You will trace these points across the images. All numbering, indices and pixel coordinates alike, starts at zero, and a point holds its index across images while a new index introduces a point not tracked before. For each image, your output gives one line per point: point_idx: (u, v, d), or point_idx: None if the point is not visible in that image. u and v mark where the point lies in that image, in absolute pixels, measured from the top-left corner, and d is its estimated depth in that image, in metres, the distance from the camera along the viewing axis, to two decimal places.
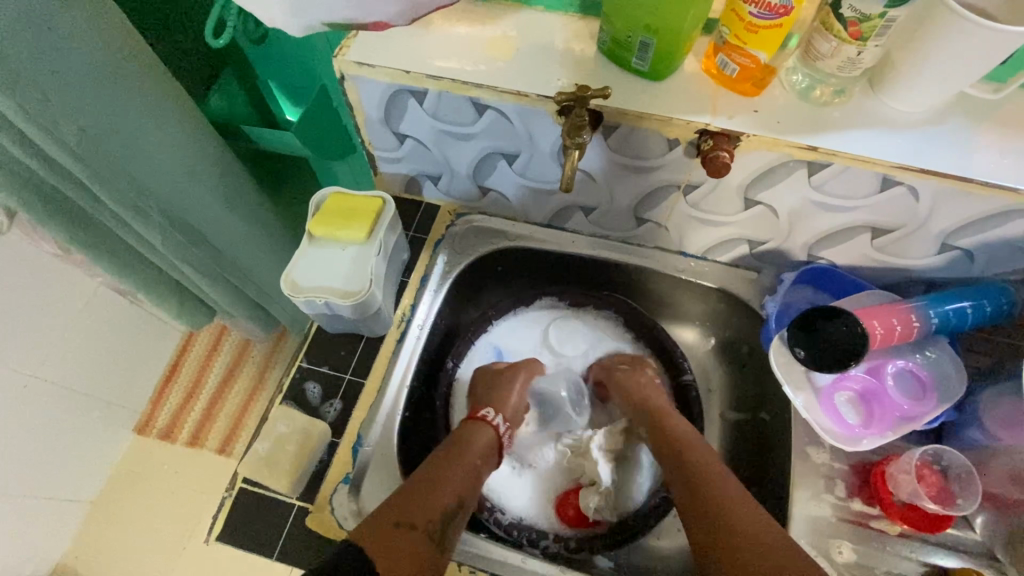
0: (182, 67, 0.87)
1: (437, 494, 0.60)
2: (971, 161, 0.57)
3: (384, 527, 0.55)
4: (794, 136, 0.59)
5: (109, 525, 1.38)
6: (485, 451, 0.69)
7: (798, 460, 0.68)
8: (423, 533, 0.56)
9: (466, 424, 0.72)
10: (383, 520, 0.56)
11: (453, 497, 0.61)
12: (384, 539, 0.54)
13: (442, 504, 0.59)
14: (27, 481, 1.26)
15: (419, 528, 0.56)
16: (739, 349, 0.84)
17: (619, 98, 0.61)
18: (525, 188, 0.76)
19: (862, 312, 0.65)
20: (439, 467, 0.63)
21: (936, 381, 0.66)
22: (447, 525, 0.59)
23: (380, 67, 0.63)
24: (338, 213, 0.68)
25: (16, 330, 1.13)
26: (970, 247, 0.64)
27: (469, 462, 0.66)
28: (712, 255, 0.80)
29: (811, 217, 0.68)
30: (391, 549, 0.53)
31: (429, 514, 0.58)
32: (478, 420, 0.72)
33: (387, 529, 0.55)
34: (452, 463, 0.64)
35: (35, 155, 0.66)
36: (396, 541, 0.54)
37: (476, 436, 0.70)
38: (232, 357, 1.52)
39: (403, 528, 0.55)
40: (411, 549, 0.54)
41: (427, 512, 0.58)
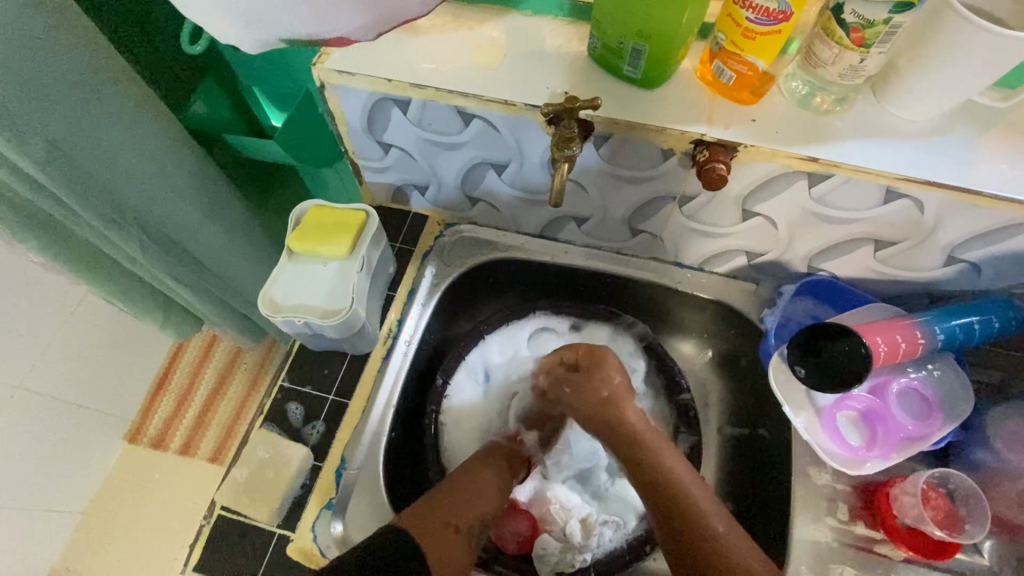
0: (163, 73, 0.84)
1: (478, 503, 0.64)
2: (979, 172, 0.55)
3: (434, 525, 0.60)
4: (793, 147, 0.56)
5: (99, 537, 1.36)
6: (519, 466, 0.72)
7: (799, 481, 0.65)
8: (464, 535, 0.61)
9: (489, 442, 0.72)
10: (434, 518, 0.61)
11: (491, 506, 0.66)
12: (434, 535, 0.59)
13: (483, 510, 0.64)
14: (15, 494, 1.24)
15: (462, 532, 0.61)
16: (738, 362, 0.81)
17: (610, 107, 0.58)
18: (515, 198, 0.74)
19: (865, 328, 0.63)
20: (480, 476, 0.67)
21: (941, 400, 0.63)
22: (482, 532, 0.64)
23: (361, 76, 0.60)
24: (320, 227, 0.65)
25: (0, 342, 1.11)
26: (977, 260, 0.62)
27: (505, 477, 0.69)
28: (709, 266, 0.77)
29: (812, 229, 0.65)
30: (439, 545, 0.59)
31: (471, 520, 0.63)
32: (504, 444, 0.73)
33: (436, 525, 0.60)
34: (492, 472, 0.68)
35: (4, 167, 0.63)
36: (442, 539, 0.59)
37: (511, 453, 0.73)
38: (223, 364, 1.48)
39: (450, 528, 0.61)
40: (453, 548, 0.60)
41: (471, 515, 0.63)
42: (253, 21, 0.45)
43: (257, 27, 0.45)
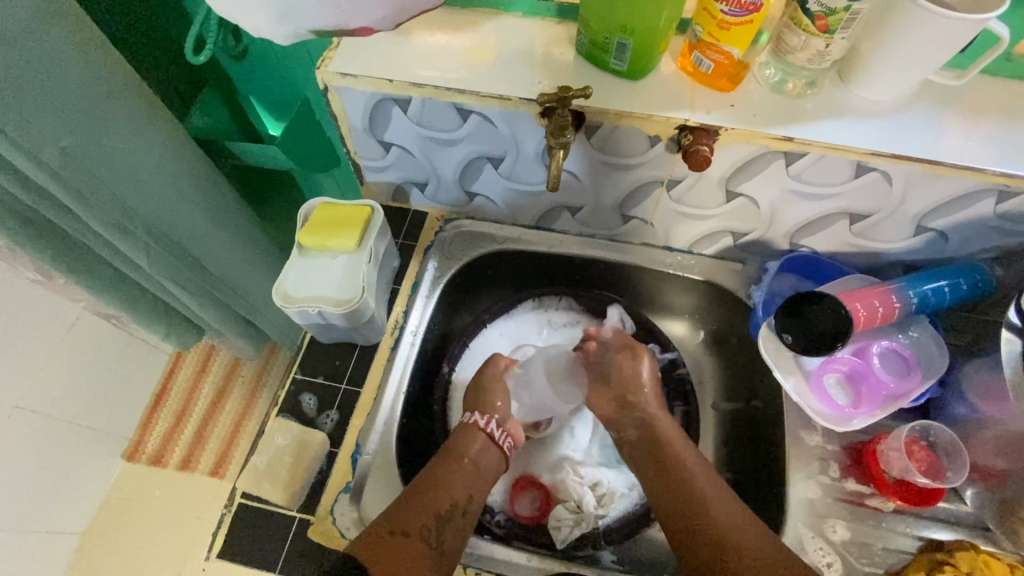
0: (164, 85, 0.86)
1: (426, 499, 0.62)
2: (940, 145, 0.60)
3: (379, 538, 0.58)
4: (770, 128, 0.61)
5: (99, 557, 1.33)
6: (481, 453, 0.69)
7: (791, 443, 0.69)
8: (417, 541, 0.59)
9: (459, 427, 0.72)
10: (380, 531, 0.59)
11: (442, 501, 0.63)
12: (379, 548, 0.57)
13: (431, 510, 0.62)
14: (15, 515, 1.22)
15: (413, 535, 0.59)
16: (729, 340, 0.85)
17: (600, 98, 0.62)
18: (511, 191, 0.77)
19: (846, 296, 0.67)
20: (435, 473, 0.65)
21: (918, 359, 0.68)
22: (440, 534, 0.61)
23: (364, 77, 0.64)
24: (328, 223, 0.68)
25: None
26: (944, 228, 0.67)
27: (460, 466, 0.67)
28: (698, 249, 0.81)
29: (791, 206, 0.69)
30: (384, 557, 0.57)
31: (420, 521, 0.60)
32: (467, 424, 0.71)
33: (383, 537, 0.58)
34: (442, 465, 0.66)
35: (14, 177, 0.65)
36: (389, 551, 0.57)
37: (466, 441, 0.69)
38: (222, 377, 1.49)
39: (395, 536, 0.59)
40: (406, 555, 0.58)
41: (417, 518, 0.60)
42: (283, 15, 0.50)
43: (287, 21, 0.50)
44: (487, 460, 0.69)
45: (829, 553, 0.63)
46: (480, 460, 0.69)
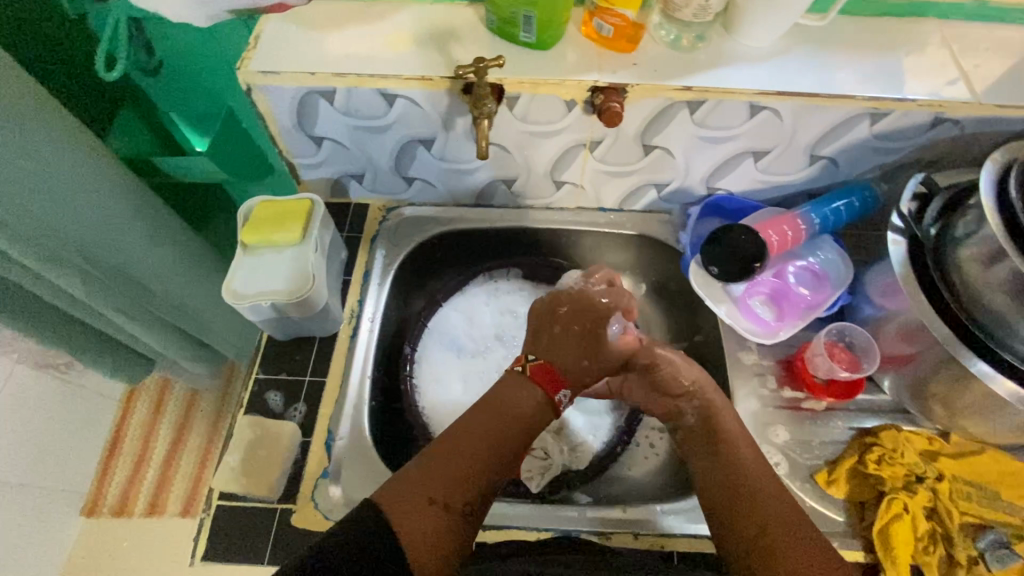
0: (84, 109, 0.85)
1: (461, 465, 0.61)
2: (816, 80, 0.68)
3: (412, 502, 0.57)
4: (670, 80, 0.67)
5: None
6: (525, 418, 0.67)
7: (731, 366, 0.76)
8: (452, 511, 0.58)
9: (511, 377, 0.70)
10: (415, 495, 0.58)
11: (476, 468, 0.61)
12: (411, 514, 0.56)
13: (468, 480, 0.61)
14: None
15: (451, 508, 0.58)
16: (668, 287, 0.92)
17: (515, 70, 0.67)
18: (447, 170, 0.80)
19: (760, 226, 0.75)
20: (470, 435, 0.63)
21: (828, 273, 0.77)
22: (474, 500, 0.60)
23: (285, 73, 0.66)
24: (269, 219, 0.69)
25: None
26: (833, 155, 0.75)
27: (500, 431, 0.65)
28: (628, 206, 0.88)
29: (702, 152, 0.76)
30: (418, 524, 0.56)
31: (459, 492, 0.59)
32: (529, 380, 0.69)
33: (417, 503, 0.57)
34: (481, 430, 0.64)
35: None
36: (423, 517, 0.56)
37: (517, 403, 0.67)
38: (181, 412, 1.43)
39: (432, 505, 0.57)
40: (441, 528, 0.57)
41: (455, 488, 0.59)
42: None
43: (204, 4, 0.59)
44: (526, 431, 0.67)
45: (776, 455, 0.70)
46: (520, 426, 0.66)
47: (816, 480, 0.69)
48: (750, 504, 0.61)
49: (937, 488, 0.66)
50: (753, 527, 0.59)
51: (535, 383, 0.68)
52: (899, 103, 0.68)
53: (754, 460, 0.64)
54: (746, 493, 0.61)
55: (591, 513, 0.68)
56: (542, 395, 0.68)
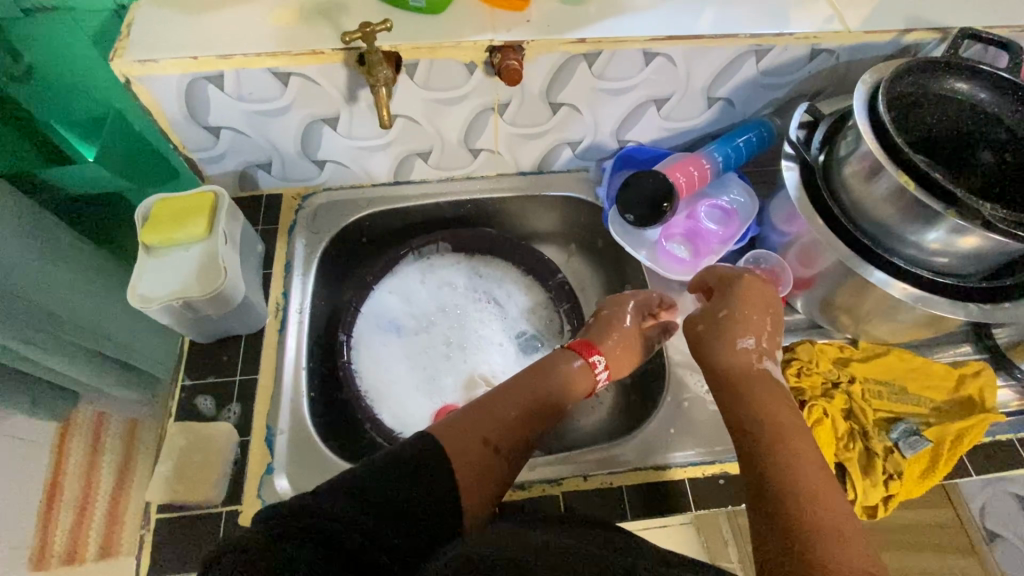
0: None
1: (511, 414, 0.61)
2: (701, 22, 0.71)
3: (468, 438, 0.57)
4: (564, 34, 0.68)
5: None
6: (569, 383, 0.68)
7: (659, 307, 0.80)
8: (502, 456, 0.58)
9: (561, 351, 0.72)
10: (471, 431, 0.58)
11: (524, 418, 0.62)
12: (465, 447, 0.56)
13: (518, 428, 0.61)
14: None
15: (499, 451, 0.58)
16: (595, 243, 0.95)
17: (410, 36, 0.66)
18: (357, 149, 0.79)
19: (668, 169, 0.78)
20: (521, 389, 0.64)
21: (736, 208, 0.81)
22: (517, 453, 0.60)
23: (164, 60, 0.62)
24: (171, 217, 0.65)
25: None
26: (728, 95, 0.79)
27: (548, 390, 0.66)
28: (546, 167, 0.89)
29: (607, 104, 0.78)
30: (470, 454, 0.55)
31: (507, 438, 0.60)
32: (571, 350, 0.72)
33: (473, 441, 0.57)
34: (533, 383, 0.66)
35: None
36: (475, 453, 0.56)
37: (558, 366, 0.69)
38: (123, 445, 1.32)
39: (485, 444, 0.57)
40: (488, 463, 0.56)
41: (506, 434, 0.60)
42: None
43: None
44: (567, 398, 0.68)
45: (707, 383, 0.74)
46: (564, 389, 0.67)
47: None
48: (781, 447, 0.56)
49: (850, 391, 0.72)
50: (776, 475, 0.54)
51: (576, 352, 0.71)
52: (779, 38, 0.72)
53: (794, 422, 0.59)
54: (779, 436, 0.57)
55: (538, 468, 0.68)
56: (580, 368, 0.70)
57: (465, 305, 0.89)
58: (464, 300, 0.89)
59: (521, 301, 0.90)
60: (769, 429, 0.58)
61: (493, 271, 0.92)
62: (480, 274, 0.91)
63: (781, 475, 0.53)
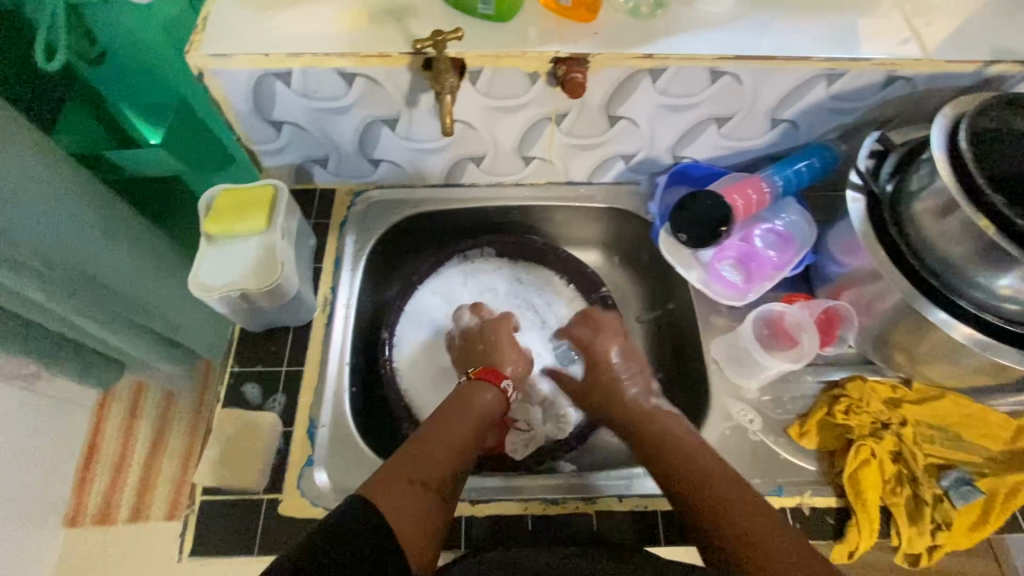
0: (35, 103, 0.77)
1: (434, 451, 0.61)
2: (772, 43, 0.69)
3: (397, 484, 0.56)
4: (631, 48, 0.67)
5: None
6: (487, 414, 0.69)
7: (705, 329, 0.79)
8: (436, 493, 0.57)
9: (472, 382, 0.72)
10: (398, 477, 0.57)
11: (452, 452, 0.62)
12: (396, 494, 0.55)
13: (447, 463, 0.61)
14: None
15: (431, 488, 0.58)
16: (640, 257, 0.93)
17: (477, 43, 0.66)
18: (412, 149, 0.79)
19: (726, 190, 0.76)
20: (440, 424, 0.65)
21: (791, 235, 0.79)
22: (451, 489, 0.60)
23: (237, 55, 0.64)
24: (232, 207, 0.67)
25: None
26: (793, 117, 0.77)
27: (467, 425, 0.66)
28: (597, 178, 0.88)
29: (666, 120, 0.77)
30: (406, 503, 0.54)
31: (435, 474, 0.59)
32: (478, 379, 0.72)
33: (401, 484, 0.56)
34: (453, 420, 0.66)
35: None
36: (408, 498, 0.55)
37: (474, 399, 0.69)
38: (158, 415, 1.35)
39: (415, 484, 0.57)
40: (422, 505, 0.55)
41: (436, 469, 0.59)
42: None
43: None
44: (489, 424, 0.69)
45: (750, 412, 0.73)
46: (483, 423, 0.68)
47: (788, 432, 0.72)
48: (703, 486, 0.58)
49: (901, 433, 0.69)
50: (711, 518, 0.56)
51: (488, 382, 0.72)
52: (854, 63, 0.69)
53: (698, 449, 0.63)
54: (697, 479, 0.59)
55: (511, 482, 0.70)
56: (495, 395, 0.71)
57: (502, 312, 0.89)
58: (501, 308, 0.89)
59: (561, 312, 0.89)
60: (682, 470, 0.61)
61: (534, 279, 0.91)
62: (522, 281, 0.91)
63: (722, 530, 0.55)
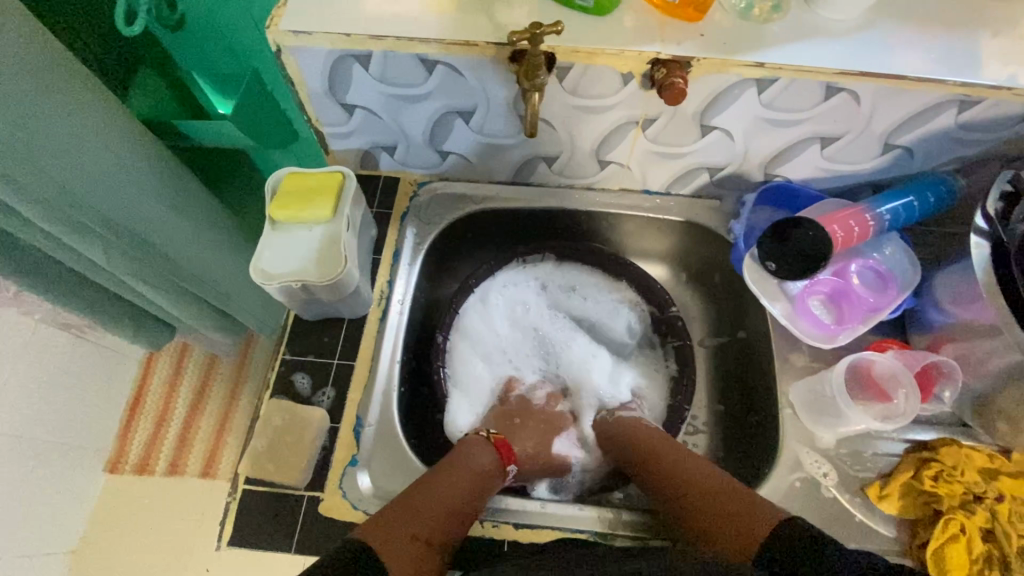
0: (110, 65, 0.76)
1: (438, 503, 0.61)
2: (903, 58, 0.60)
3: (397, 538, 0.58)
4: (742, 54, 0.60)
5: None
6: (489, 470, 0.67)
7: (780, 366, 0.73)
8: (434, 550, 0.59)
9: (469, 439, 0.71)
10: (399, 531, 0.58)
11: (456, 505, 0.62)
12: (393, 548, 0.57)
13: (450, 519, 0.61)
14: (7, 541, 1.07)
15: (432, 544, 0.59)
16: (711, 277, 0.87)
17: (571, 38, 0.60)
18: (484, 144, 0.75)
19: (824, 219, 0.69)
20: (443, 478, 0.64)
21: (893, 274, 0.72)
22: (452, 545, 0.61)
23: (319, 33, 0.60)
24: (299, 193, 0.67)
25: None
26: (910, 143, 0.69)
27: (467, 482, 0.64)
28: (675, 190, 0.82)
29: (764, 135, 0.70)
30: (403, 560, 0.56)
31: (438, 530, 0.60)
32: (484, 441, 0.70)
33: (401, 541, 0.58)
34: (457, 475, 0.64)
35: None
36: (407, 553, 0.57)
37: (476, 458, 0.68)
38: (200, 374, 1.30)
39: (414, 543, 0.58)
40: (420, 563, 0.57)
41: (438, 527, 0.60)
42: None
43: None
44: (493, 482, 0.67)
45: (824, 465, 0.67)
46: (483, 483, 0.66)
47: (866, 493, 0.65)
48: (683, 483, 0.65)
49: (995, 510, 0.60)
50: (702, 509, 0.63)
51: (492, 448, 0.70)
52: (997, 90, 0.60)
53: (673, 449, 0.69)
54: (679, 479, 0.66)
55: (549, 508, 0.66)
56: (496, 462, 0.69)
57: (541, 324, 0.85)
58: (538, 321, 0.85)
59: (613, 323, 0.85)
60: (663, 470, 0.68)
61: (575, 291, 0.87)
62: (578, 287, 0.87)
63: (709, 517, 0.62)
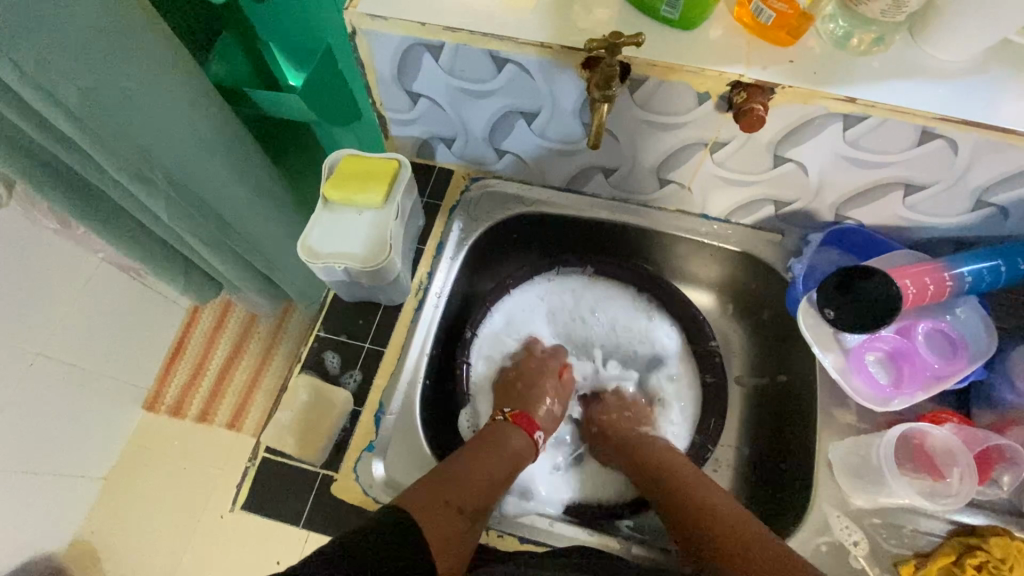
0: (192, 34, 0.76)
1: (470, 476, 0.61)
2: (1015, 111, 0.55)
3: (432, 505, 0.56)
4: (831, 87, 0.56)
5: (122, 507, 1.21)
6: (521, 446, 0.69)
7: (823, 420, 0.69)
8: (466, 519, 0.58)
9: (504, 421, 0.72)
10: (433, 498, 0.57)
11: (486, 480, 0.62)
12: (432, 514, 0.55)
13: (483, 493, 0.61)
14: (55, 458, 1.14)
15: (464, 513, 0.58)
16: (760, 314, 0.84)
17: (648, 50, 0.58)
18: (543, 148, 0.73)
19: (895, 271, 0.65)
20: (482, 456, 0.64)
21: (965, 340, 0.67)
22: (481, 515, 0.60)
23: (394, 20, 0.60)
24: (355, 177, 0.69)
25: (35, 309, 1.04)
26: (1007, 204, 0.63)
27: (501, 457, 0.66)
28: (736, 218, 0.78)
29: (842, 174, 0.65)
30: (440, 526, 0.55)
31: (472, 500, 0.59)
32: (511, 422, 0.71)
33: (437, 507, 0.56)
34: (497, 455, 0.65)
35: (17, 108, 0.58)
36: (442, 519, 0.55)
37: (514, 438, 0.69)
38: (239, 332, 1.32)
39: (449, 508, 0.57)
40: (455, 529, 0.56)
41: (471, 498, 0.59)
42: None
43: None
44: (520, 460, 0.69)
45: (855, 532, 0.63)
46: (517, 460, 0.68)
47: (898, 570, 0.61)
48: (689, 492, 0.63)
49: None
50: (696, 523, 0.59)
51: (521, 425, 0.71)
52: None
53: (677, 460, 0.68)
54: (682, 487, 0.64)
55: (556, 528, 0.67)
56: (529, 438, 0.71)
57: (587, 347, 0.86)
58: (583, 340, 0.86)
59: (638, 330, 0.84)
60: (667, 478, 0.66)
61: (608, 305, 0.85)
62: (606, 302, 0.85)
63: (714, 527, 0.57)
